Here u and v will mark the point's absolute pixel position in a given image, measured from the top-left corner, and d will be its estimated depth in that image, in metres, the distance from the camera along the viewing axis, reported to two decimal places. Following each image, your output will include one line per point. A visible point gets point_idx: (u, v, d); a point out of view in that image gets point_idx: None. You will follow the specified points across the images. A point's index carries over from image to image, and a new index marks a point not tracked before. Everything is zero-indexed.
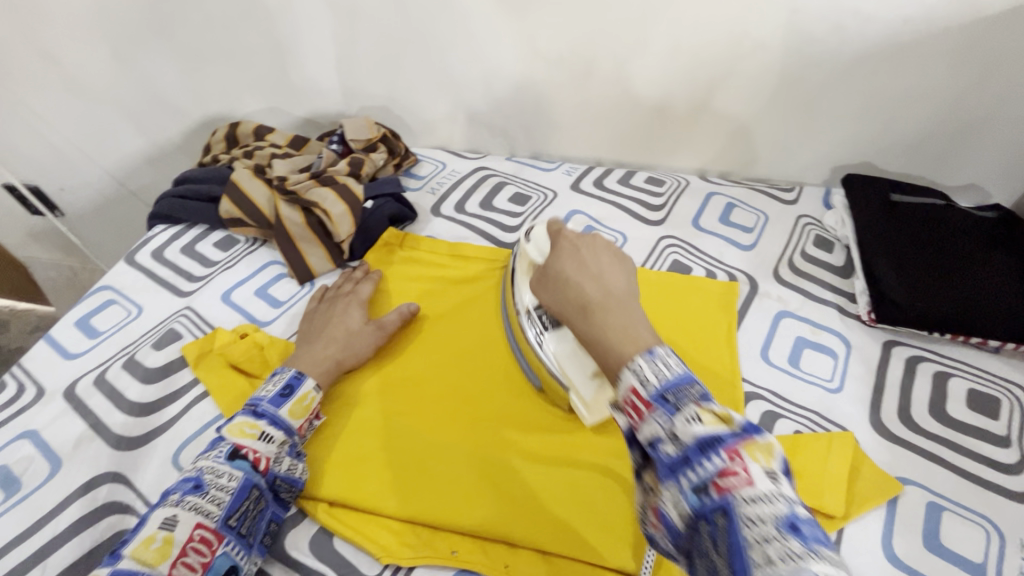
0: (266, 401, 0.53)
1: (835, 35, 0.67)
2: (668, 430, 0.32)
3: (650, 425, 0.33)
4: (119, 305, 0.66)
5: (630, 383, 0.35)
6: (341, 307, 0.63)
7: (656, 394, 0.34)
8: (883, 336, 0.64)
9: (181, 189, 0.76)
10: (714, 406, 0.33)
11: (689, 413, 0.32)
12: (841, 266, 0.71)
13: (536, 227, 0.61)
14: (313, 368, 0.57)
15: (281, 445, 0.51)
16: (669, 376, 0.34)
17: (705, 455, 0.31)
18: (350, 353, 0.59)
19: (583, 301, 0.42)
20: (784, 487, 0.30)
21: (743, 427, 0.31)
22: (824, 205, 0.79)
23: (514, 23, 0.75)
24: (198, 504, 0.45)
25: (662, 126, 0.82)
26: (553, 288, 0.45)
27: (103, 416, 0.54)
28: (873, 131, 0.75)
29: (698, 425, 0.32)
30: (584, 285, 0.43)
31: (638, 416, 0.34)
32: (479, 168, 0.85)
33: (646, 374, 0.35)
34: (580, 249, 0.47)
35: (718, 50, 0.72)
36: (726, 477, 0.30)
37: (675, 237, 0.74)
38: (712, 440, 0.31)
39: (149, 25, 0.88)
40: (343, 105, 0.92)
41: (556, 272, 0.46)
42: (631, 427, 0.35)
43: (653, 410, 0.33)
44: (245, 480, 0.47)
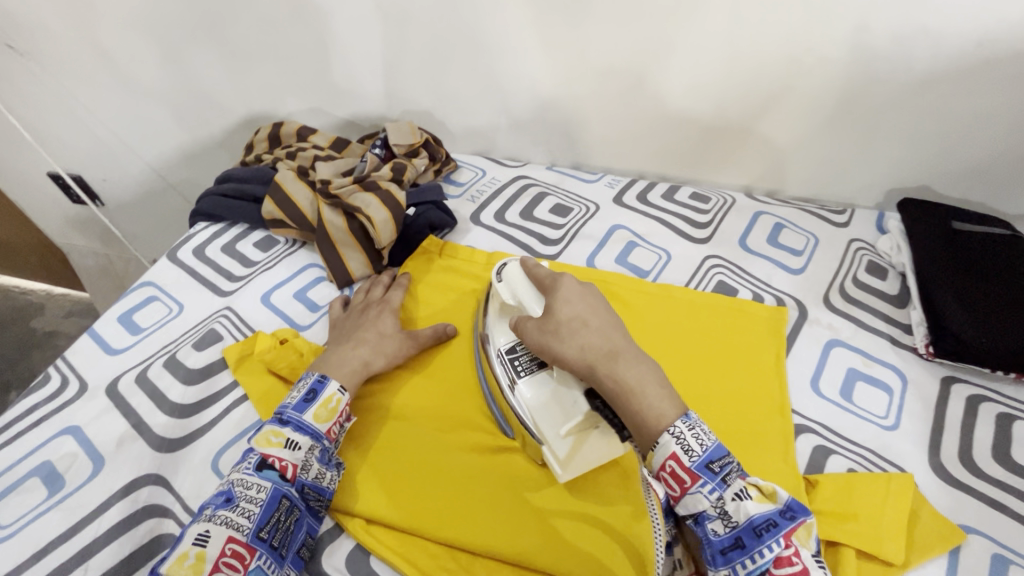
0: (291, 407, 0.51)
1: (903, 53, 0.64)
2: (718, 507, 0.39)
3: (696, 497, 0.39)
4: (161, 303, 0.66)
5: (671, 451, 0.40)
6: (373, 313, 0.62)
7: (701, 465, 0.39)
8: (941, 372, 0.61)
9: (224, 188, 0.76)
10: (757, 481, 0.40)
11: (737, 488, 0.39)
12: (895, 295, 0.68)
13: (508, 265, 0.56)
14: (341, 372, 0.55)
15: (309, 451, 0.50)
16: (709, 445, 0.40)
17: (763, 541, 0.38)
18: (381, 358, 0.58)
19: (609, 349, 0.45)
20: (826, 567, 0.39)
21: (787, 505, 0.39)
22: (878, 229, 0.76)
23: (565, 31, 0.74)
24: (229, 518, 0.44)
25: (710, 140, 0.80)
26: (571, 334, 0.47)
27: (145, 416, 0.55)
28: (934, 155, 0.72)
29: (749, 502, 0.39)
30: (605, 335, 0.47)
31: (683, 489, 0.40)
32: (520, 177, 0.84)
33: (690, 442, 0.40)
34: (579, 293, 0.50)
35: (776, 65, 0.69)
36: (784, 562, 0.37)
37: (720, 257, 0.72)
38: (762, 521, 0.38)
39: (198, 22, 0.88)
40: (385, 108, 0.92)
41: (568, 319, 0.48)
42: (671, 496, 0.41)
43: (700, 481, 0.39)
44: (273, 490, 0.47)
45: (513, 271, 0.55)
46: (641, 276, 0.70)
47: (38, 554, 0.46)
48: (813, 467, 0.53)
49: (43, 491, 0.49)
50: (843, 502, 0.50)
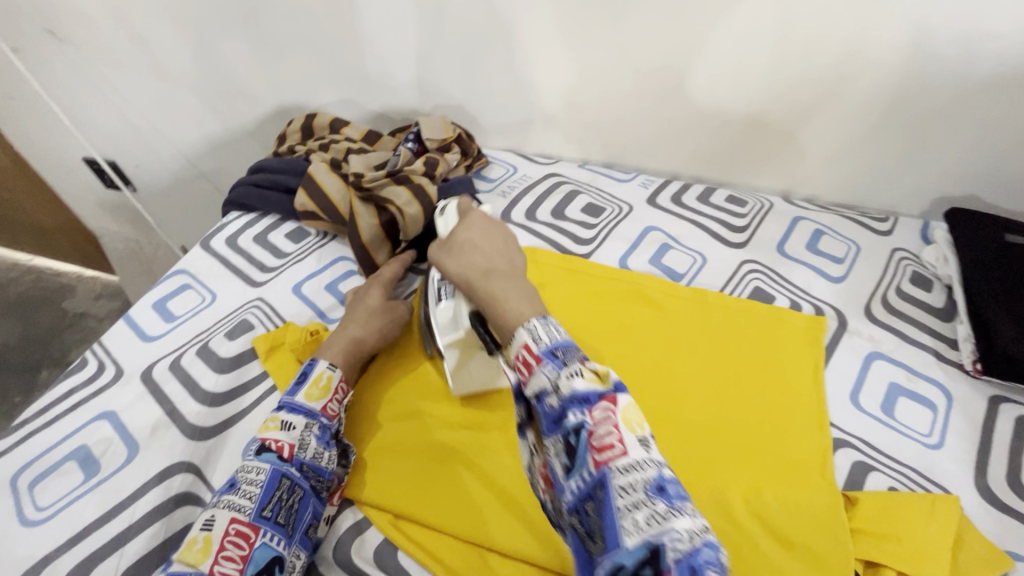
0: (285, 393, 0.53)
1: (962, 57, 0.62)
2: (553, 382, 0.36)
3: (538, 377, 0.37)
4: (195, 291, 0.67)
5: (523, 340, 0.39)
6: (363, 290, 0.63)
7: (546, 350, 0.38)
8: (989, 391, 0.58)
9: (257, 178, 0.77)
10: (595, 365, 0.38)
11: (572, 368, 0.37)
12: (941, 308, 0.66)
13: (450, 200, 0.53)
14: (330, 350, 0.57)
15: (305, 430, 0.50)
16: (559, 337, 0.39)
17: (578, 407, 0.35)
18: (370, 331, 0.59)
19: (487, 268, 0.45)
20: (654, 452, 0.34)
21: (614, 388, 0.36)
22: (923, 239, 0.73)
23: (605, 27, 0.73)
24: (232, 501, 0.44)
25: (749, 142, 0.78)
26: (458, 253, 0.47)
27: (178, 404, 0.55)
28: (988, 164, 0.69)
29: (579, 381, 0.36)
30: (491, 257, 0.46)
31: (527, 370, 0.38)
32: (551, 174, 0.83)
33: (540, 332, 0.39)
34: (487, 225, 0.49)
35: (824, 67, 0.67)
36: (596, 432, 0.34)
37: (757, 263, 0.70)
38: (584, 394, 0.36)
39: (235, 12, 0.88)
40: (417, 101, 0.91)
41: (461, 241, 0.48)
42: (521, 383, 0.39)
43: (541, 363, 0.37)
44: (272, 471, 0.47)
45: (450, 208, 0.52)
46: (674, 280, 0.69)
47: (75, 538, 0.47)
48: (853, 484, 0.51)
49: (79, 474, 0.50)
50: (887, 522, 0.48)
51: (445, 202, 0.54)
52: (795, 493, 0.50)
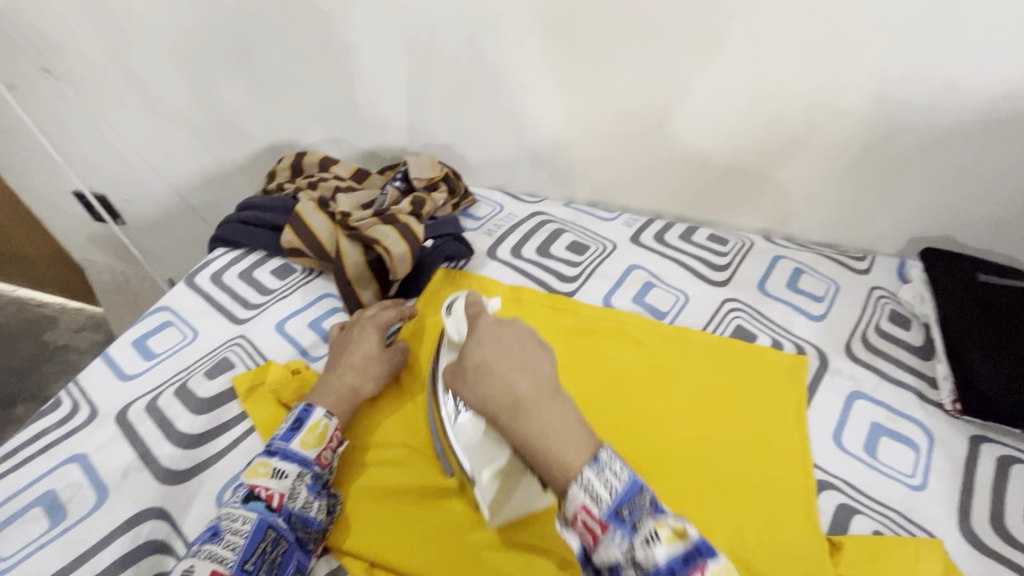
0: (278, 437, 0.52)
1: (928, 105, 0.65)
2: (628, 556, 0.34)
3: (608, 549, 0.35)
4: (176, 328, 0.66)
5: (579, 500, 0.36)
6: (360, 333, 0.62)
7: (610, 512, 0.36)
8: (970, 431, 0.59)
9: (245, 215, 0.77)
10: (668, 518, 0.36)
11: (647, 531, 0.35)
12: (920, 346, 0.67)
13: (456, 299, 0.58)
14: (325, 399, 0.56)
15: (296, 480, 0.50)
16: (619, 487, 0.37)
17: None
18: (367, 380, 0.58)
19: (514, 400, 0.42)
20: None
21: (695, 545, 0.35)
22: (900, 277, 0.75)
23: (588, 73, 0.75)
24: (213, 552, 0.43)
25: (729, 183, 0.80)
26: (478, 383, 0.44)
27: (152, 446, 0.54)
28: (957, 206, 0.71)
29: (657, 545, 0.34)
30: (511, 380, 0.43)
31: (595, 539, 0.36)
32: (537, 213, 0.84)
33: (597, 490, 0.36)
34: (502, 335, 0.47)
35: (799, 112, 0.70)
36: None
37: (739, 301, 0.71)
38: (668, 564, 0.34)
39: (231, 54, 0.91)
40: (406, 141, 0.93)
41: (476, 362, 0.45)
42: (586, 548, 0.37)
43: (610, 532, 0.35)
44: (259, 521, 0.46)
45: (459, 307, 0.57)
46: (658, 318, 0.70)
47: None
48: (837, 527, 0.51)
49: (44, 522, 0.48)
50: (870, 569, 0.47)
51: (455, 298, 0.59)
52: (776, 535, 0.50)
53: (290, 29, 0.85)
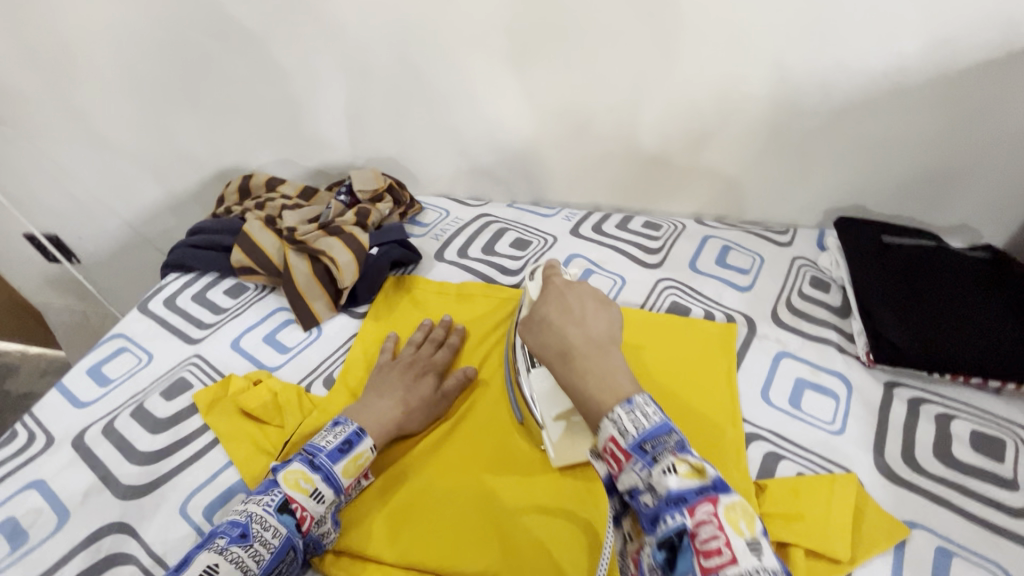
0: (324, 453, 0.52)
1: (820, 85, 0.71)
2: (646, 481, 0.37)
3: (629, 475, 0.37)
4: (132, 353, 0.68)
5: (609, 433, 0.39)
6: (417, 372, 0.62)
7: (634, 445, 0.38)
8: (883, 378, 0.64)
9: (195, 239, 0.79)
10: (690, 458, 0.37)
11: (665, 464, 0.36)
12: (838, 306, 0.72)
13: (540, 269, 0.64)
14: (374, 429, 0.56)
15: (328, 506, 0.50)
16: (646, 426, 0.38)
17: (676, 510, 0.35)
18: (412, 419, 0.58)
19: (564, 348, 0.45)
20: (767, 557, 0.33)
21: (712, 483, 0.36)
22: (819, 246, 0.81)
23: (515, 79, 0.80)
24: (240, 557, 0.44)
25: (657, 173, 0.85)
26: (537, 330, 0.49)
27: (110, 465, 0.55)
28: (862, 176, 0.78)
29: (673, 476, 0.36)
30: (565, 330, 0.47)
31: (617, 465, 0.38)
32: (481, 215, 0.88)
33: (625, 425, 0.39)
34: (566, 295, 0.51)
35: (708, 102, 0.76)
36: (698, 533, 0.34)
37: (673, 279, 0.76)
38: (681, 495, 0.35)
39: (172, 86, 0.94)
40: (351, 156, 0.96)
41: (540, 317, 0.49)
42: (612, 474, 0.39)
43: (631, 461, 0.37)
44: (286, 539, 0.47)
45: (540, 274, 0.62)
46: None
47: None
48: (765, 473, 0.55)
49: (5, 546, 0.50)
50: (792, 505, 0.52)
51: (535, 270, 0.65)
52: None
53: (226, 56, 0.88)
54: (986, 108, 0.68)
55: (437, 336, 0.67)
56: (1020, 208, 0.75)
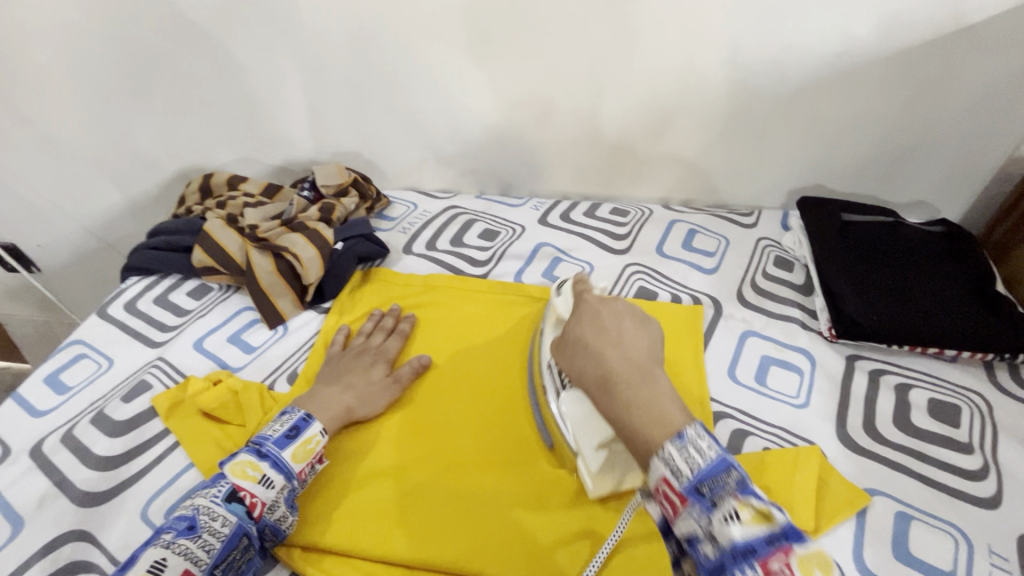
0: (271, 441, 0.52)
1: (775, 67, 0.72)
2: (705, 529, 0.33)
3: (686, 521, 0.34)
4: (91, 359, 0.66)
5: (660, 472, 0.35)
6: (367, 358, 0.63)
7: (689, 487, 0.34)
8: (846, 351, 0.65)
9: (154, 241, 0.77)
10: (755, 501, 0.33)
11: (727, 510, 0.33)
12: (801, 284, 0.74)
13: (567, 281, 0.61)
14: (323, 414, 0.56)
15: (280, 491, 0.49)
16: (703, 463, 0.34)
17: (744, 564, 0.31)
18: (365, 403, 0.59)
19: (603, 372, 0.42)
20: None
21: (782, 530, 0.32)
22: (783, 226, 0.82)
23: (476, 68, 0.80)
24: (189, 549, 0.44)
25: (622, 160, 0.86)
26: (575, 354, 0.45)
27: (68, 473, 0.54)
28: (821, 156, 0.79)
29: (735, 525, 0.32)
30: (603, 356, 0.43)
31: (673, 509, 0.35)
32: (449, 207, 0.88)
33: (678, 464, 0.35)
34: (601, 312, 0.47)
35: (668, 87, 0.76)
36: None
37: (640, 264, 0.77)
38: (750, 546, 0.32)
39: (125, 86, 0.91)
40: (316, 152, 0.95)
41: (577, 339, 0.46)
42: (667, 517, 0.36)
43: (688, 505, 0.34)
44: (237, 526, 0.46)
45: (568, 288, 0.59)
46: None
47: None
48: (731, 450, 0.56)
49: None
50: (757, 480, 0.53)
51: (563, 281, 0.62)
52: None
53: (179, 53, 0.86)
54: (934, 84, 0.70)
55: (387, 323, 0.67)
56: (973, 183, 0.77)
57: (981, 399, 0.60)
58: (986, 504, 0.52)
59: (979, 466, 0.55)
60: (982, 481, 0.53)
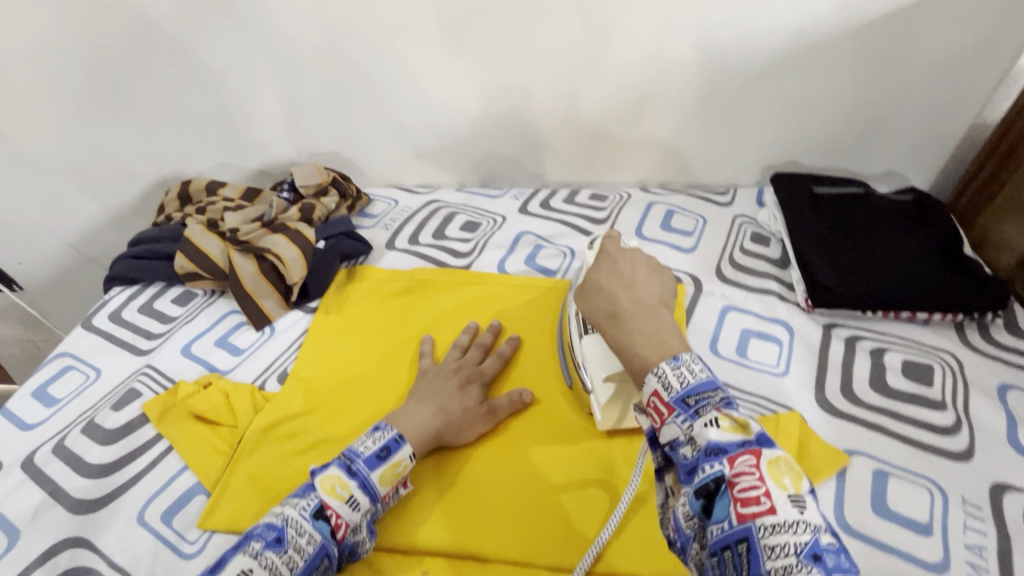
0: (362, 458, 0.48)
1: (742, 46, 0.73)
2: (687, 434, 0.37)
3: (670, 429, 0.37)
4: (78, 370, 0.66)
5: (653, 388, 0.39)
6: (464, 381, 0.59)
7: (677, 398, 0.38)
8: (822, 321, 0.67)
9: (135, 250, 0.77)
10: (732, 414, 0.37)
11: (708, 418, 0.36)
12: (778, 258, 0.75)
13: (598, 237, 0.61)
14: (413, 436, 0.52)
15: (364, 513, 0.46)
16: (692, 381, 0.38)
17: (715, 459, 0.35)
18: (451, 427, 0.55)
19: (612, 308, 0.45)
20: (809, 512, 0.32)
21: (756, 438, 0.35)
22: (757, 203, 0.83)
23: (449, 61, 0.80)
24: (273, 563, 0.41)
25: (599, 145, 0.87)
26: (591, 295, 0.47)
27: (62, 482, 0.55)
28: (792, 132, 0.81)
29: (715, 429, 0.36)
30: (615, 294, 0.46)
31: (660, 419, 0.38)
32: (430, 201, 0.88)
33: (669, 380, 0.38)
34: (618, 259, 0.49)
35: (640, 70, 0.77)
36: (737, 482, 0.33)
37: (621, 248, 0.78)
38: (722, 445, 0.35)
39: (97, 96, 0.90)
40: (294, 153, 0.95)
41: (592, 280, 0.48)
42: (654, 429, 0.39)
43: (675, 414, 0.37)
44: (321, 546, 0.43)
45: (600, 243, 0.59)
46: (550, 276, 0.75)
47: None
48: None
49: None
50: None
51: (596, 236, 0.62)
52: None
53: (150, 61, 0.86)
54: (896, 55, 0.72)
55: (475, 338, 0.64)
56: (940, 150, 0.79)
57: (953, 358, 0.62)
58: (959, 457, 0.54)
59: (951, 421, 0.57)
60: (955, 435, 0.55)
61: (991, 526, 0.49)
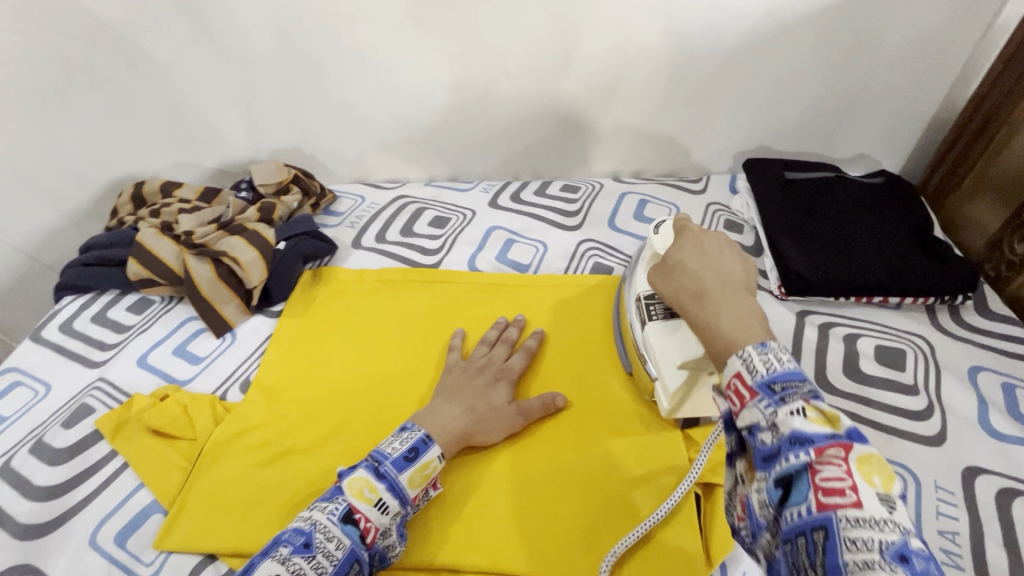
0: (390, 460, 0.47)
1: (709, 30, 0.71)
2: (770, 419, 0.32)
3: (751, 413, 0.33)
4: (26, 386, 0.63)
5: (735, 369, 0.34)
6: (490, 378, 0.57)
7: (762, 382, 0.33)
8: (796, 308, 0.67)
9: (86, 257, 0.73)
10: (822, 405, 0.32)
11: (795, 406, 0.31)
12: (751, 245, 0.74)
13: (667, 221, 0.56)
14: (441, 435, 0.50)
15: (393, 517, 0.45)
16: (779, 368, 0.33)
17: (800, 448, 0.30)
18: (482, 429, 0.53)
19: (696, 287, 0.41)
20: (900, 513, 0.28)
21: (849, 433, 0.30)
22: (731, 189, 0.83)
23: (409, 51, 0.77)
24: (302, 569, 0.40)
25: (569, 134, 0.85)
26: (671, 275, 0.44)
27: (8, 507, 0.52)
28: (762, 117, 0.80)
29: (801, 418, 0.31)
30: (699, 272, 0.42)
31: (740, 402, 0.33)
32: (398, 197, 0.86)
33: (754, 361, 0.33)
34: (702, 241, 0.45)
35: (607, 58, 0.75)
36: (819, 469, 0.29)
37: (594, 240, 0.76)
38: (809, 436, 0.30)
39: (39, 96, 0.85)
40: (255, 150, 0.91)
41: (673, 260, 0.45)
42: (733, 411, 0.35)
43: (757, 397, 0.32)
44: (350, 551, 0.42)
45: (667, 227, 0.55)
46: (521, 271, 0.73)
47: None
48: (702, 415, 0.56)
49: None
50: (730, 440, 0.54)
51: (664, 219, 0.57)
52: (647, 441, 0.53)
53: (95, 58, 0.82)
54: (863, 37, 0.71)
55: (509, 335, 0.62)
56: (910, 132, 0.79)
57: (924, 341, 0.62)
58: (933, 442, 0.54)
59: (924, 406, 0.56)
60: (928, 420, 0.55)
61: (964, 510, 0.49)
